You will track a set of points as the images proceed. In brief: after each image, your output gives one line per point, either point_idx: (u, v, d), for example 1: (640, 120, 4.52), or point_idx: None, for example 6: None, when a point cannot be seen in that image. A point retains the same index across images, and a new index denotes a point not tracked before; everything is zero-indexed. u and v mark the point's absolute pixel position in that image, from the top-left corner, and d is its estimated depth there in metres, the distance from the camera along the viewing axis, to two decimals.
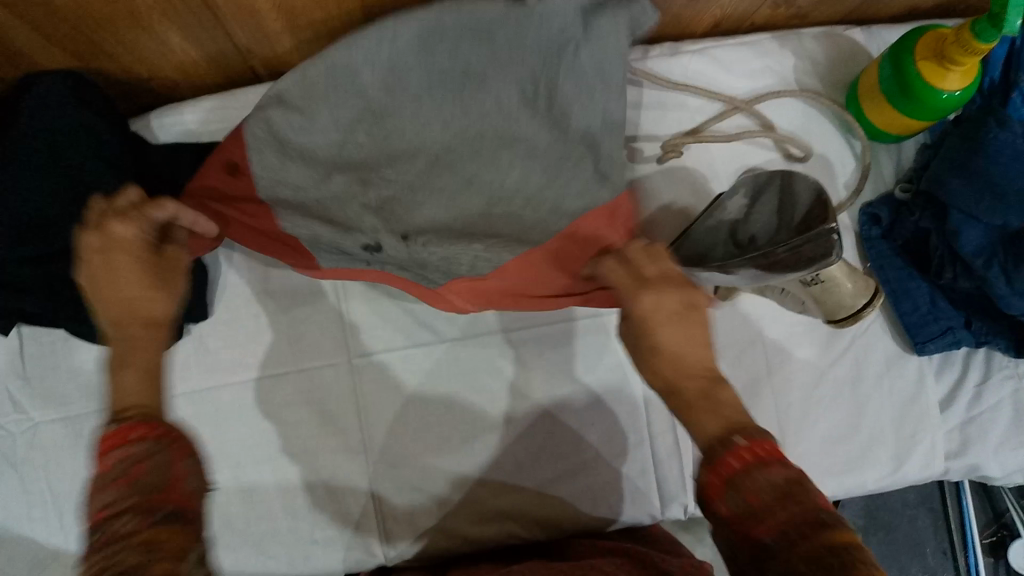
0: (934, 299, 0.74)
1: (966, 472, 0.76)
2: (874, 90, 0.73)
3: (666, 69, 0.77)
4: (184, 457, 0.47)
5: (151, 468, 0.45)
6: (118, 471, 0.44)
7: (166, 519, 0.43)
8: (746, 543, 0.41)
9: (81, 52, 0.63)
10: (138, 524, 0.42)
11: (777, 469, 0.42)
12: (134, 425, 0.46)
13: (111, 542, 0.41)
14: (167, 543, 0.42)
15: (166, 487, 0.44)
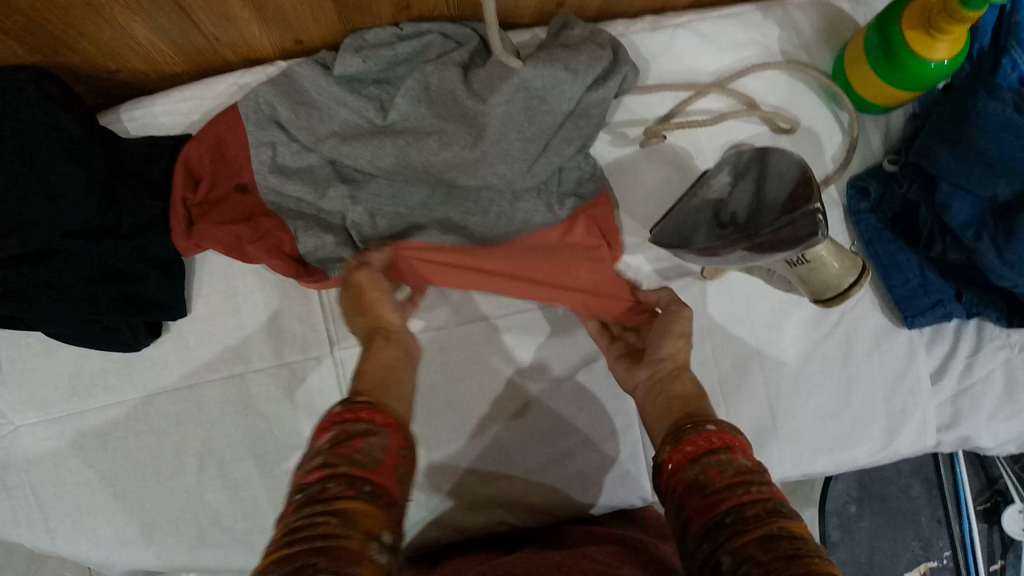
0: (924, 271, 0.73)
1: (959, 444, 0.76)
2: (860, 62, 0.72)
3: (648, 44, 0.75)
4: (400, 445, 0.51)
5: (364, 451, 0.48)
6: (341, 442, 0.48)
7: (369, 495, 0.45)
8: (700, 516, 0.46)
9: (42, 47, 0.61)
10: (348, 492, 0.44)
11: (741, 462, 0.48)
12: (369, 410, 0.51)
13: (320, 497, 0.44)
14: (369, 517, 0.44)
15: (375, 469, 0.47)
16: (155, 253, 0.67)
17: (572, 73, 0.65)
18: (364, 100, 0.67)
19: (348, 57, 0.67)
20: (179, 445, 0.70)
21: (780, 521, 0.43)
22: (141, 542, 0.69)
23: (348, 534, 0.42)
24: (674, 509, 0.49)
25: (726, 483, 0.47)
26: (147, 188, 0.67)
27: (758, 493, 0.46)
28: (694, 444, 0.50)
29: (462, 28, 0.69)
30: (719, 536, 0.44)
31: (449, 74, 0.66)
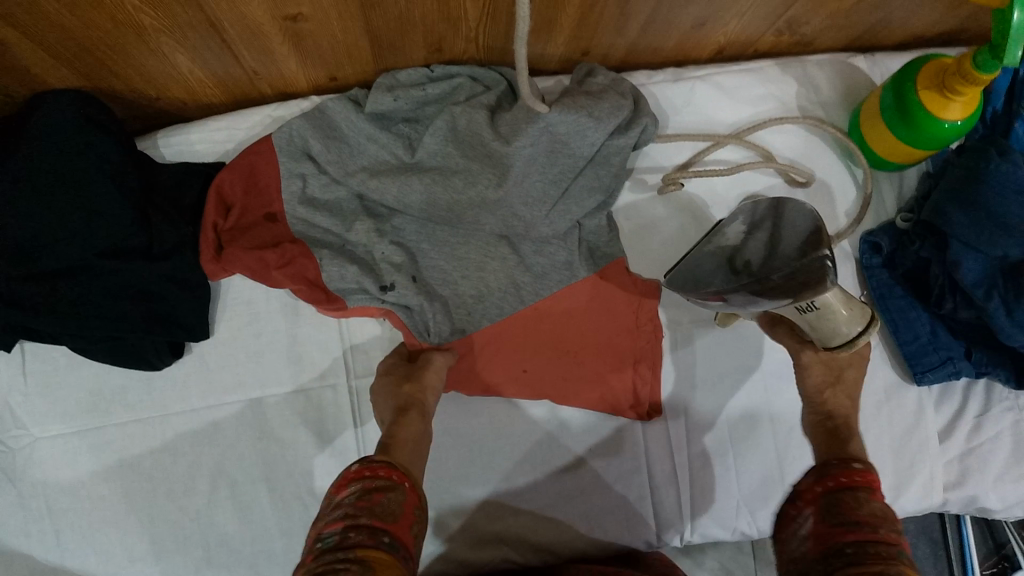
0: (935, 329, 0.74)
1: (965, 504, 0.76)
2: (874, 117, 0.74)
3: (669, 95, 0.78)
4: (415, 505, 0.53)
5: (383, 504, 0.51)
6: (362, 496, 0.51)
7: (387, 546, 0.47)
8: (819, 547, 0.48)
9: (88, 72, 0.63)
10: (367, 540, 0.47)
11: (876, 504, 0.49)
12: (388, 469, 0.54)
13: (342, 546, 0.46)
14: (386, 569, 0.45)
15: (393, 520, 0.50)
16: (185, 278, 0.69)
17: (595, 120, 0.67)
18: (395, 138, 0.70)
19: (380, 96, 0.69)
20: (193, 464, 0.71)
21: (898, 570, 0.43)
22: (150, 559, 0.70)
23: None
24: (798, 540, 0.50)
25: (855, 519, 0.48)
26: (178, 211, 0.70)
27: (884, 546, 0.45)
28: (841, 475, 0.52)
29: (490, 73, 0.72)
30: (835, 564, 0.45)
31: (476, 116, 0.68)
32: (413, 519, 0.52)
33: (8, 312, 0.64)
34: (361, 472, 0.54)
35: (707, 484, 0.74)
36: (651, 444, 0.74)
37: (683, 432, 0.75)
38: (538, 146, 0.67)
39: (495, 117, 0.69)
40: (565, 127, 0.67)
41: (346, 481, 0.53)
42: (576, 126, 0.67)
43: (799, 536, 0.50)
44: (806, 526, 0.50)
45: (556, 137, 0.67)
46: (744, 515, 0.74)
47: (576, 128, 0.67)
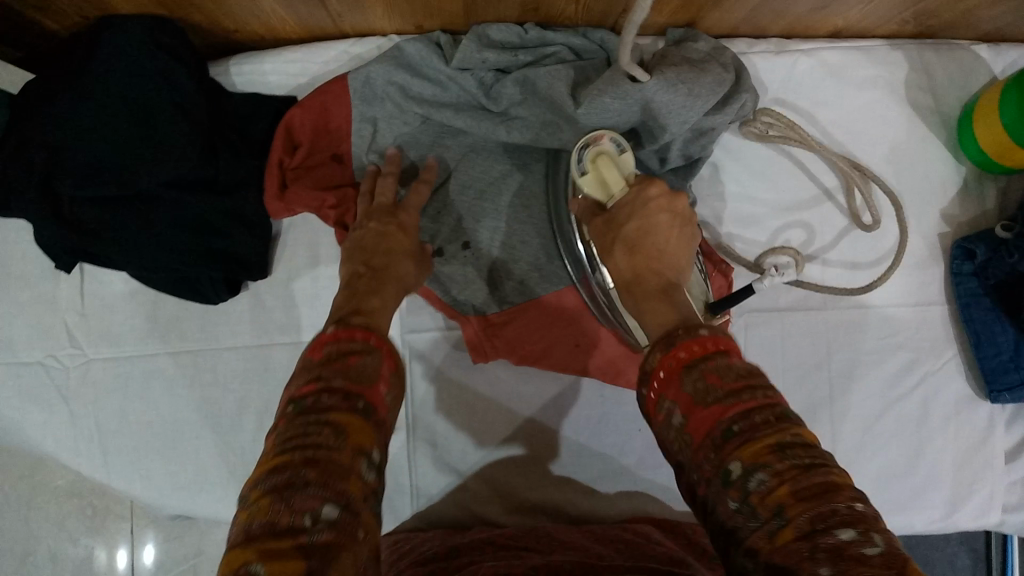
0: (1018, 346, 0.70)
1: (1021, 528, 0.73)
2: (991, 120, 0.68)
3: (770, 69, 0.73)
4: (394, 372, 0.45)
5: (358, 368, 0.43)
6: (334, 358, 0.43)
7: (363, 412, 0.40)
8: (703, 435, 0.38)
9: (166, 1, 0.62)
10: (341, 404, 0.40)
11: (739, 365, 0.40)
12: (360, 331, 0.45)
13: (314, 408, 0.40)
14: (362, 433, 0.39)
15: (372, 385, 0.42)
16: (246, 216, 0.67)
17: (693, 98, 0.62)
18: (475, 83, 0.67)
19: (469, 51, 0.66)
20: (241, 401, 0.70)
21: (796, 427, 0.36)
22: (193, 487, 0.71)
23: (339, 448, 0.38)
24: (673, 436, 0.41)
25: (727, 392, 0.39)
26: (246, 147, 0.68)
27: (765, 400, 0.38)
28: (685, 352, 0.42)
29: (585, 39, 0.68)
30: (726, 445, 0.37)
31: (558, 83, 0.64)
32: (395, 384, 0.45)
33: (71, 236, 0.62)
34: (341, 334, 0.45)
35: None
36: None
37: None
38: (621, 117, 0.63)
39: (581, 86, 0.65)
40: (659, 100, 0.62)
41: (319, 344, 0.44)
42: (671, 97, 0.62)
43: (677, 425, 0.40)
44: (678, 412, 0.40)
45: (648, 110, 0.63)
46: None
47: (669, 106, 0.62)
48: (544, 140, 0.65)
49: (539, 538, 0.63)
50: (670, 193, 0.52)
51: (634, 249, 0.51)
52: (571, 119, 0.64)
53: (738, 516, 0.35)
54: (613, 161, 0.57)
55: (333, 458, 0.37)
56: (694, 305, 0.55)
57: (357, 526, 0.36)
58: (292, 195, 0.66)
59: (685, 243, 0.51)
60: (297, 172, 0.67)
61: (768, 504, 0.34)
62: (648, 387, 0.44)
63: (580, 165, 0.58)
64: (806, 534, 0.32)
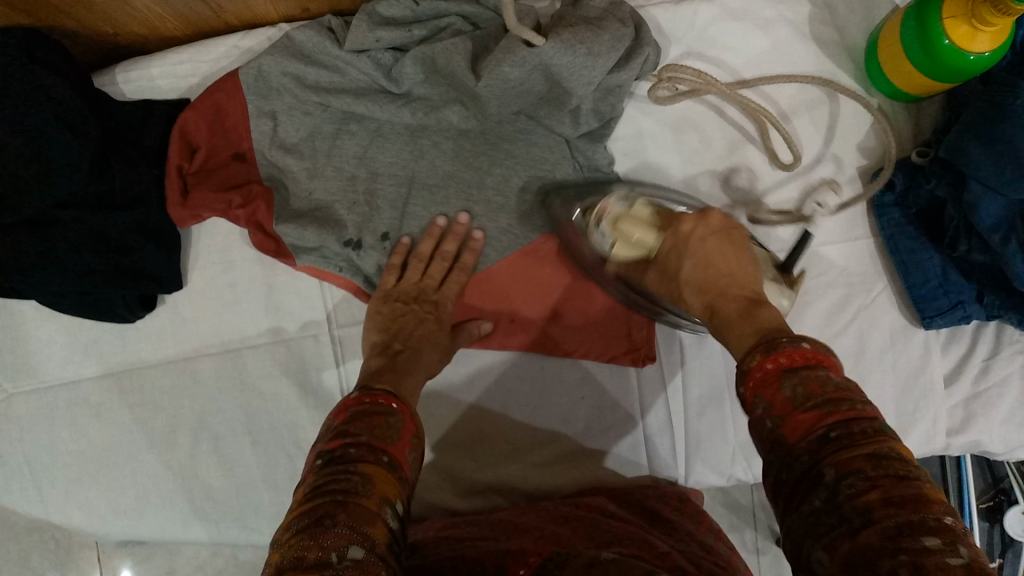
0: (945, 271, 0.70)
1: (967, 448, 0.74)
2: (893, 51, 0.67)
3: (672, 19, 0.72)
4: (413, 433, 0.49)
5: (383, 426, 0.47)
6: (361, 417, 0.48)
7: (388, 465, 0.44)
8: (798, 437, 0.40)
9: (31, 10, 0.59)
10: (368, 457, 0.44)
11: (838, 378, 0.42)
12: (387, 396, 0.51)
13: (344, 460, 0.44)
14: (386, 484, 0.43)
15: (394, 442, 0.46)
16: (150, 229, 0.65)
17: (594, 57, 0.61)
18: (373, 67, 0.65)
19: (361, 36, 0.64)
20: (173, 418, 0.68)
21: (889, 437, 0.38)
22: (135, 511, 0.69)
23: (366, 494, 0.41)
24: (764, 435, 0.43)
25: (825, 399, 0.40)
26: (142, 156, 0.65)
27: (862, 411, 0.40)
28: (781, 357, 0.43)
29: (478, 5, 0.66)
30: (823, 449, 0.38)
31: (456, 57, 0.63)
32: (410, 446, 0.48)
33: None
34: (365, 395, 0.50)
35: (703, 430, 0.71)
36: (645, 391, 0.71)
37: (681, 379, 0.71)
38: (524, 83, 0.63)
39: (480, 58, 0.64)
40: (559, 61, 0.61)
41: (343, 406, 0.50)
42: (571, 56, 0.61)
43: (767, 426, 0.42)
44: (773, 412, 0.42)
45: (549, 73, 0.63)
46: (740, 462, 0.71)
47: (572, 67, 0.61)
48: (446, 116, 0.65)
49: (493, 525, 0.62)
50: (700, 218, 0.59)
51: (701, 282, 0.55)
52: (475, 90, 0.64)
53: (824, 512, 0.37)
54: (630, 215, 0.61)
55: (363, 504, 0.40)
56: (774, 291, 0.61)
57: (384, 566, 0.38)
58: (196, 198, 0.64)
59: (748, 262, 0.56)
60: (200, 175, 0.66)
61: (855, 504, 0.35)
62: (747, 385, 0.45)
63: (604, 237, 0.62)
64: (890, 537, 0.33)
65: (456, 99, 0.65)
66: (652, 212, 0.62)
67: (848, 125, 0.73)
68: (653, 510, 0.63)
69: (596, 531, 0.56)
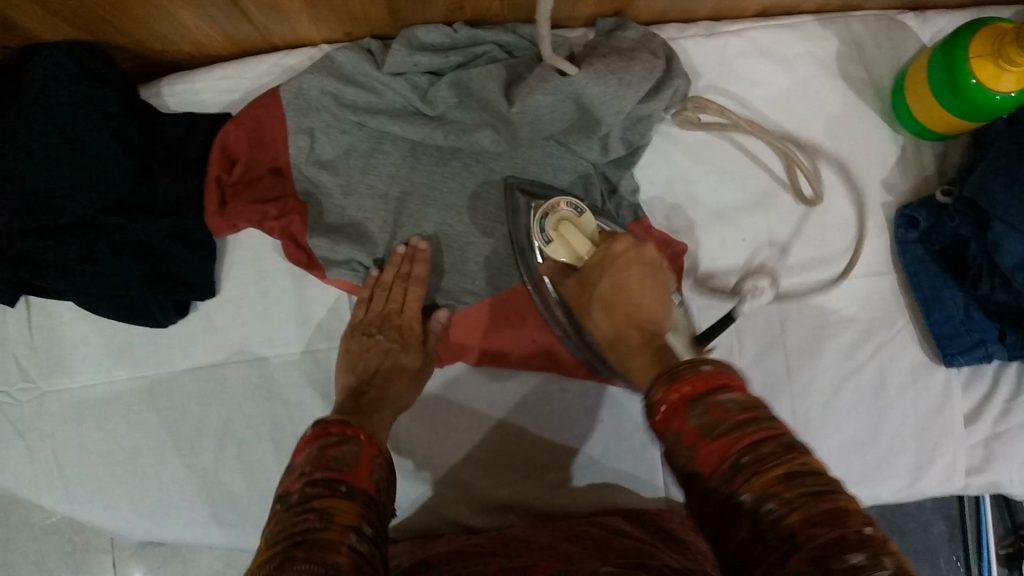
0: (968, 310, 0.70)
1: (987, 489, 0.74)
2: (920, 88, 0.68)
3: (700, 52, 0.74)
4: (373, 453, 0.50)
5: (338, 457, 0.48)
6: (317, 452, 0.48)
7: (346, 494, 0.45)
8: (712, 468, 0.41)
9: (89, 27, 0.62)
10: (324, 491, 0.44)
11: (745, 399, 0.43)
12: (340, 424, 0.51)
13: (299, 501, 0.44)
14: (348, 514, 0.43)
15: (350, 471, 0.47)
16: (187, 237, 0.67)
17: (624, 87, 0.64)
18: (410, 90, 0.67)
19: (400, 59, 0.66)
20: (199, 422, 0.70)
21: (802, 455, 0.38)
22: (157, 513, 0.70)
23: (326, 527, 0.41)
24: (679, 469, 0.43)
25: (732, 424, 0.41)
26: (184, 167, 0.68)
27: (769, 432, 0.40)
28: (689, 383, 0.44)
29: (514, 35, 0.68)
30: (737, 477, 0.39)
31: (490, 83, 0.65)
32: (373, 470, 0.48)
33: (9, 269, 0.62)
34: (327, 429, 0.51)
35: None
36: None
37: None
38: (555, 111, 0.65)
39: (514, 85, 0.66)
40: (590, 90, 0.63)
41: (303, 442, 0.50)
42: (601, 83, 0.63)
43: (679, 457, 0.43)
44: (683, 443, 0.42)
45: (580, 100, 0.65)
46: None
47: (601, 98, 0.64)
48: (479, 140, 0.67)
49: (507, 542, 0.62)
50: (636, 244, 0.59)
51: (613, 306, 0.58)
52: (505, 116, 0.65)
53: (749, 543, 0.37)
54: (575, 224, 0.63)
55: (323, 538, 0.40)
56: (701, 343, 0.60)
57: None
58: (234, 209, 0.66)
59: (659, 292, 0.58)
60: (238, 187, 0.68)
61: (779, 529, 0.36)
62: (655, 418, 0.46)
63: (543, 232, 0.64)
64: (819, 559, 0.34)
65: (490, 124, 0.67)
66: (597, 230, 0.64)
67: (872, 162, 0.74)
68: (668, 532, 0.63)
69: (610, 550, 0.57)
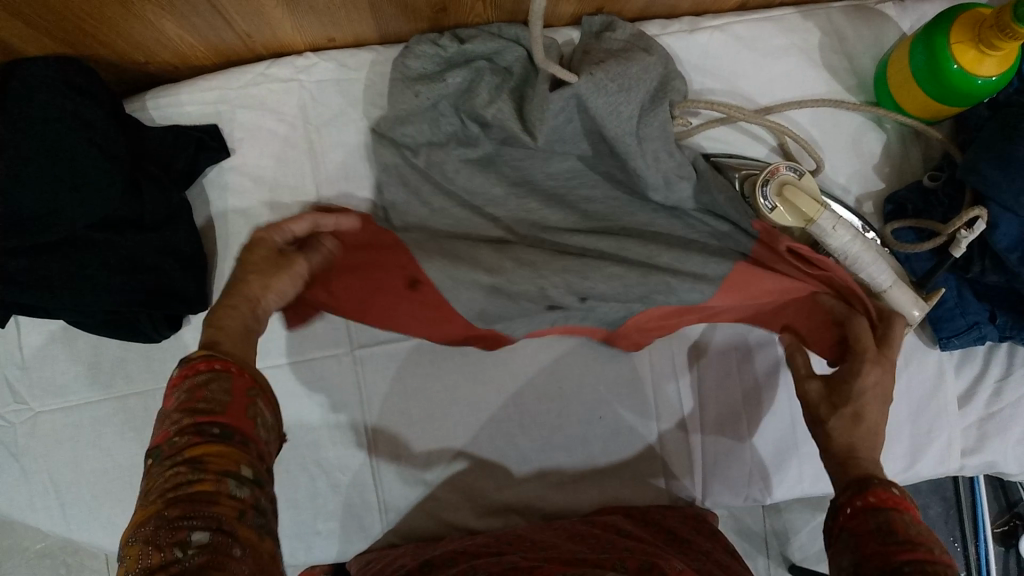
0: (961, 293, 0.71)
1: (983, 468, 0.75)
2: (902, 74, 0.69)
3: (684, 48, 0.74)
4: (251, 387, 0.47)
5: (209, 398, 0.44)
6: (183, 395, 0.44)
7: (221, 436, 0.42)
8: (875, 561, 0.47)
9: (70, 41, 0.61)
10: (193, 441, 0.41)
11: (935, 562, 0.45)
12: (209, 360, 0.47)
13: (169, 456, 0.41)
14: (226, 458, 0.41)
15: (223, 411, 0.43)
16: (178, 248, 0.66)
17: (626, 93, 0.62)
18: (432, 133, 0.68)
19: (402, 95, 0.67)
20: None
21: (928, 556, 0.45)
22: None
23: (199, 479, 0.39)
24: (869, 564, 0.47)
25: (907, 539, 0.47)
26: (170, 178, 0.67)
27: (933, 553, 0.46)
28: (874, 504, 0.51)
29: (501, 39, 0.68)
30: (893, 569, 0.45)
31: (503, 114, 0.65)
32: (256, 399, 0.46)
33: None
34: (202, 365, 0.46)
35: (719, 451, 0.72)
36: (662, 412, 0.72)
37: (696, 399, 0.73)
38: (567, 119, 0.64)
39: (522, 103, 0.66)
40: (597, 99, 0.62)
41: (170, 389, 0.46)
42: (604, 95, 0.62)
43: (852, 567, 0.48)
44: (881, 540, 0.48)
45: (583, 104, 0.62)
46: (756, 482, 0.73)
47: (611, 108, 0.62)
48: (490, 155, 0.68)
49: (507, 542, 0.62)
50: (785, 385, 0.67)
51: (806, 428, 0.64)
52: (514, 132, 0.66)
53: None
54: (796, 190, 0.63)
55: (196, 494, 0.38)
56: (909, 298, 0.64)
57: (231, 544, 0.37)
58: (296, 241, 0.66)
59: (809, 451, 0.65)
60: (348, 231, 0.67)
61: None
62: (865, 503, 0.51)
63: (766, 200, 0.65)
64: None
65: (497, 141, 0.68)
66: (814, 188, 0.64)
67: (860, 141, 0.75)
68: (669, 529, 0.63)
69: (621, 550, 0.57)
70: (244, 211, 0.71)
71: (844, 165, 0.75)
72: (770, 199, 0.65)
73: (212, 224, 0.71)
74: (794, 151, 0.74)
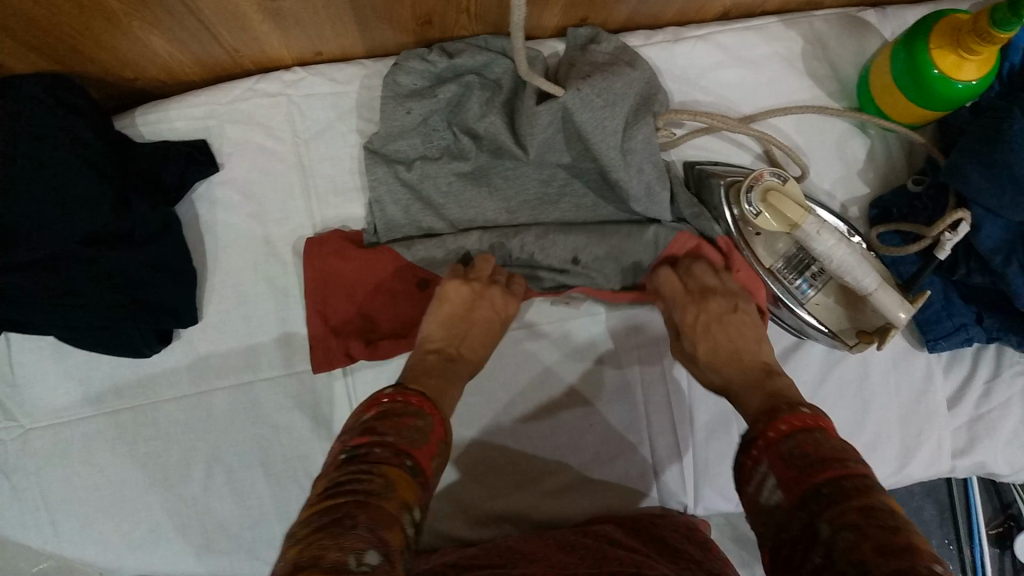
0: (947, 295, 0.72)
1: (974, 470, 0.75)
2: (883, 79, 0.70)
3: (668, 57, 0.75)
4: (438, 440, 0.54)
5: (411, 428, 0.52)
6: (390, 416, 0.52)
7: (410, 468, 0.49)
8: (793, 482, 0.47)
9: (58, 58, 0.62)
10: (391, 459, 0.49)
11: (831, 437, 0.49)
12: (419, 396, 0.55)
13: (365, 460, 0.48)
14: (407, 488, 0.48)
15: (417, 446, 0.51)
16: (168, 262, 0.66)
17: (611, 107, 0.64)
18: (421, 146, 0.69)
19: (394, 112, 0.68)
20: (188, 450, 0.69)
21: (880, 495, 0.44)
22: (146, 546, 0.69)
23: (390, 497, 0.46)
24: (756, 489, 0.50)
25: (817, 455, 0.47)
26: (159, 194, 0.67)
27: (854, 468, 0.46)
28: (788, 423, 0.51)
29: (488, 52, 0.69)
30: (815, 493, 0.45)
31: (495, 123, 0.67)
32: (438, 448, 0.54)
33: None
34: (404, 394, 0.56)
35: (711, 457, 0.73)
36: (654, 421, 0.72)
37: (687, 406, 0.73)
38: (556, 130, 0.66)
39: (512, 111, 0.68)
40: (586, 115, 0.63)
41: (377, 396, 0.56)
42: (591, 108, 0.63)
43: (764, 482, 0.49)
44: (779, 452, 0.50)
45: (569, 116, 0.64)
46: None
47: (598, 118, 0.63)
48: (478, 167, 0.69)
49: (500, 552, 0.61)
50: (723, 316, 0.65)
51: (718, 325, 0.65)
52: (503, 141, 0.67)
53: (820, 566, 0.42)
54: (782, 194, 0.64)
55: (386, 508, 0.45)
56: (896, 299, 0.64)
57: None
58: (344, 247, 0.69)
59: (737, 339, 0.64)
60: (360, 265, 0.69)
61: (851, 558, 0.40)
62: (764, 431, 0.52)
63: (751, 204, 0.66)
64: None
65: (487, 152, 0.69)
66: (800, 194, 0.65)
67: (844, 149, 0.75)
68: (662, 539, 0.63)
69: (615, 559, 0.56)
70: (234, 224, 0.71)
71: (828, 172, 0.75)
72: (756, 204, 0.65)
73: (202, 238, 0.71)
74: (779, 159, 0.75)
